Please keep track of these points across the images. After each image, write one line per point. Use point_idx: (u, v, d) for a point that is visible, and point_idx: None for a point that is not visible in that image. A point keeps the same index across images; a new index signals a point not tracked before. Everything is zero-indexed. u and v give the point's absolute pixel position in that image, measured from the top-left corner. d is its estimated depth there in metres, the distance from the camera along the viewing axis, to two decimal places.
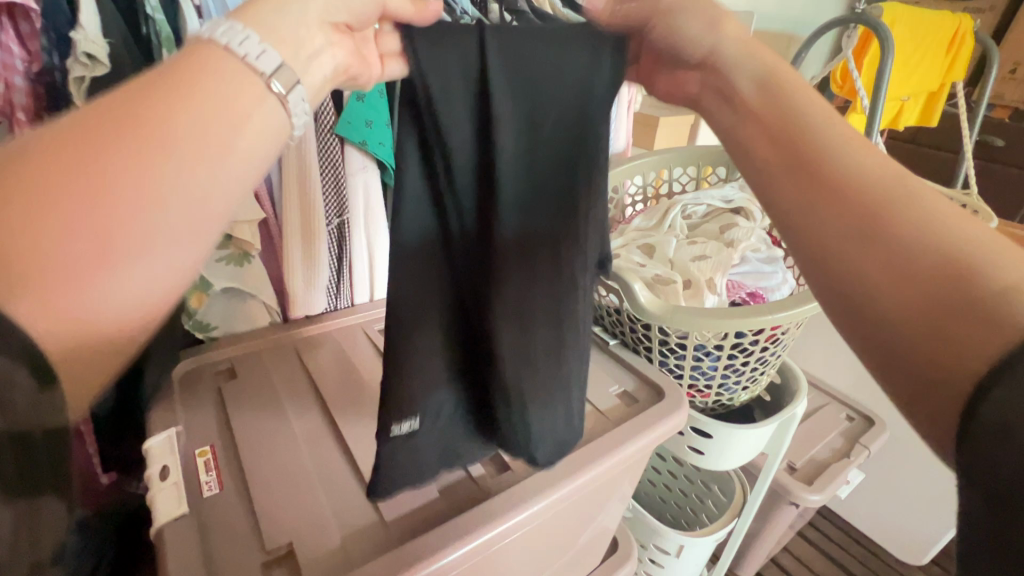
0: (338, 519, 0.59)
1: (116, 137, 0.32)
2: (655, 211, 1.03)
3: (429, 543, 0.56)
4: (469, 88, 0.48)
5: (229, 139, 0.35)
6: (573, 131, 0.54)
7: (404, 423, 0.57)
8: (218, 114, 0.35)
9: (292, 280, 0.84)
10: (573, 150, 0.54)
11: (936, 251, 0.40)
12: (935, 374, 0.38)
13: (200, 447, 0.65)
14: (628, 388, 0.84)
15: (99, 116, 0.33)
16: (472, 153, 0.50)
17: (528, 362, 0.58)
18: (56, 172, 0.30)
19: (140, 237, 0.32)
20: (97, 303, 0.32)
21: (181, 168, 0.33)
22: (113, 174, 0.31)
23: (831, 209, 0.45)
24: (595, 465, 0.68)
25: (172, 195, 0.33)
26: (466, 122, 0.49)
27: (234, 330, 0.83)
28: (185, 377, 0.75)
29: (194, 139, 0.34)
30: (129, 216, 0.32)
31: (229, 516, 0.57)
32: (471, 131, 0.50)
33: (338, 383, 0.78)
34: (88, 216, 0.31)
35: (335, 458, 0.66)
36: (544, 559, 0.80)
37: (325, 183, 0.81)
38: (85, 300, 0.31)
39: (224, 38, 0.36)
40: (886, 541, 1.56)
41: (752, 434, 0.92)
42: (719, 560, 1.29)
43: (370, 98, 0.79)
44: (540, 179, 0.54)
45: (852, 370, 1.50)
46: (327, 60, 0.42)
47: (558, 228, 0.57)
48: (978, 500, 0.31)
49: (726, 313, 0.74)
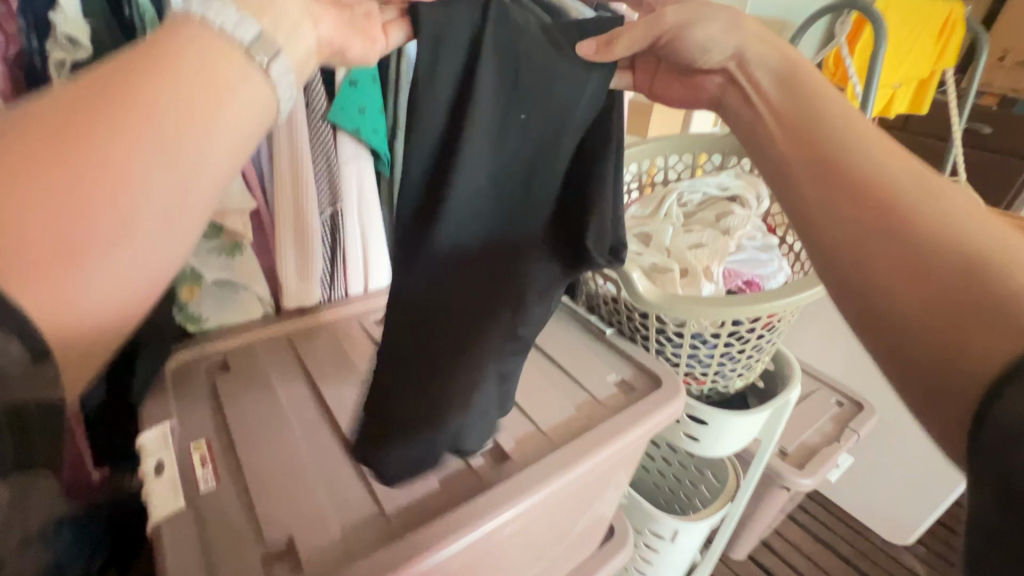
0: (339, 511, 0.58)
1: (94, 119, 0.33)
2: (651, 199, 1.03)
3: (431, 534, 0.56)
4: (457, 59, 0.51)
5: (209, 118, 0.36)
6: (551, 124, 0.55)
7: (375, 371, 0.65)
8: (197, 95, 0.36)
9: (285, 271, 0.82)
10: (547, 141, 0.56)
11: (950, 251, 0.39)
12: (947, 366, 0.36)
13: (194, 441, 0.64)
14: (624, 376, 0.84)
15: (83, 95, 0.34)
16: (441, 121, 0.53)
17: (453, 339, 0.61)
18: (55, 162, 0.32)
19: (121, 219, 0.33)
20: (84, 287, 0.33)
21: (156, 149, 0.34)
22: (124, 163, 0.33)
23: (847, 208, 0.46)
24: (594, 453, 0.68)
25: (150, 178, 0.34)
26: (444, 94, 0.52)
27: (226, 322, 0.82)
28: (179, 370, 0.74)
29: (171, 120, 0.35)
30: (109, 199, 0.33)
31: (227, 510, 0.57)
32: (447, 102, 0.52)
33: (334, 374, 0.77)
34: (67, 198, 0.32)
35: (333, 450, 0.65)
36: (542, 547, 0.80)
37: (316, 170, 0.79)
38: (74, 284, 0.32)
39: (205, 13, 0.37)
40: (874, 522, 1.60)
41: (746, 421, 0.93)
42: (712, 544, 1.32)
43: (362, 83, 0.76)
44: (504, 170, 0.57)
45: (843, 356, 1.52)
46: (312, 31, 0.43)
47: (516, 215, 0.59)
48: (989, 504, 0.30)
49: (724, 302, 0.74)
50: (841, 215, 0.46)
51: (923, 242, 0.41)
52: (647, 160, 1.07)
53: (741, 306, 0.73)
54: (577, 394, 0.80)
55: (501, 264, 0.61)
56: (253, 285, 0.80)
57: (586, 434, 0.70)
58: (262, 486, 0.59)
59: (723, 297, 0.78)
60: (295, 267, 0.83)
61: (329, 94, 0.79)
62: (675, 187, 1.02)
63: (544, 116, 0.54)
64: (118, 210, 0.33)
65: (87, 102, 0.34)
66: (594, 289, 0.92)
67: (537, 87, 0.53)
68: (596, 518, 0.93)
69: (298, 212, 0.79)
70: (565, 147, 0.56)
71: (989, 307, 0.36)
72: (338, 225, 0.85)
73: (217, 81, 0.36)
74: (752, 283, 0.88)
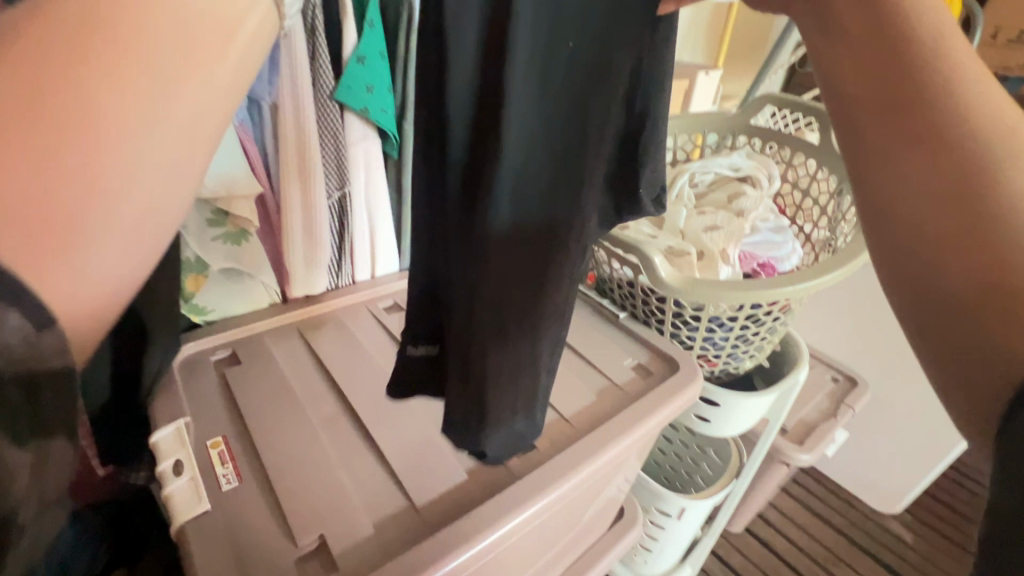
0: (368, 506, 0.57)
1: (86, 46, 0.25)
2: (662, 179, 1.01)
3: (465, 527, 0.55)
4: (485, 1, 0.38)
5: (223, 50, 0.28)
6: (600, 43, 0.42)
7: (420, 346, 0.57)
8: (206, 21, 0.27)
9: (292, 258, 0.79)
10: (600, 65, 0.43)
11: (1004, 231, 0.30)
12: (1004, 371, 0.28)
13: (212, 438, 0.62)
14: (641, 359, 0.84)
15: (53, 15, 0.25)
16: (476, 81, 0.41)
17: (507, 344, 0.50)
18: (30, 129, 0.24)
19: (126, 181, 0.26)
20: (88, 275, 0.26)
21: (170, 92, 0.27)
22: (109, 111, 0.25)
23: (913, 161, 0.33)
24: (619, 440, 0.68)
25: (164, 126, 0.27)
26: (473, 47, 0.39)
27: (233, 312, 0.79)
28: (189, 364, 0.71)
29: (181, 51, 0.27)
30: (112, 153, 0.26)
31: (254, 510, 0.55)
32: (478, 58, 0.40)
33: (348, 365, 0.75)
34: (55, 158, 0.24)
35: (355, 443, 0.63)
36: (560, 531, 0.80)
37: (324, 153, 0.76)
38: (76, 272, 0.26)
39: None
40: (863, 492, 1.65)
41: (758, 402, 0.94)
42: (712, 519, 1.34)
43: (371, 60, 0.72)
44: (555, 120, 0.44)
45: (839, 333, 1.55)
46: None
47: (571, 168, 0.45)
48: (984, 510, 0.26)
49: (747, 286, 0.73)
50: (900, 157, 0.33)
51: (996, 217, 0.31)
52: None
53: (762, 291, 0.72)
54: (596, 380, 0.79)
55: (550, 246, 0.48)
56: (260, 274, 0.77)
57: (610, 422, 0.70)
58: (287, 483, 0.58)
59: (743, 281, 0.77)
60: (303, 253, 0.80)
61: (336, 72, 0.75)
62: (687, 167, 1.00)
63: (597, 36, 0.42)
64: (127, 171, 0.26)
65: (49, 55, 0.25)
66: (608, 272, 0.91)
67: (590, 12, 0.42)
68: (610, 500, 0.94)
69: (306, 196, 0.76)
70: (622, 72, 0.44)
71: None
72: (346, 209, 0.82)
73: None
74: (767, 266, 0.88)
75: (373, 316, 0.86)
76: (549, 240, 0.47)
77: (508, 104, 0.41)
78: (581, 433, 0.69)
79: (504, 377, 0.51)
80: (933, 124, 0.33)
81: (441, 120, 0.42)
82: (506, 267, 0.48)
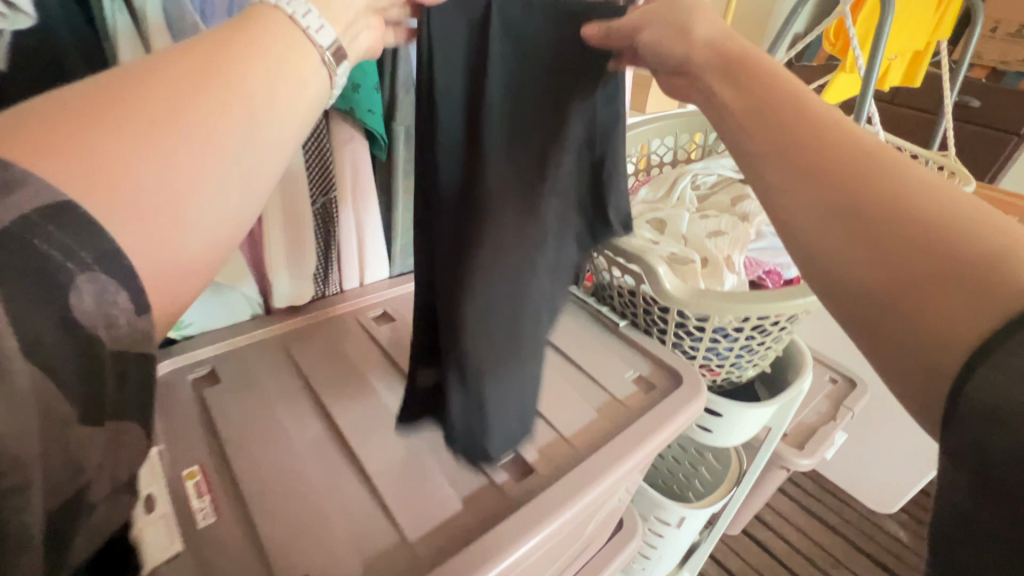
0: (355, 542, 0.53)
1: (195, 92, 0.32)
2: (662, 181, 0.97)
3: (460, 566, 0.51)
4: (468, 35, 0.52)
5: (293, 100, 0.36)
6: (557, 65, 0.56)
7: (427, 373, 0.62)
8: (283, 75, 0.36)
9: (275, 269, 0.75)
10: (557, 84, 0.56)
11: (961, 246, 0.32)
12: (930, 360, 0.32)
13: (188, 468, 0.58)
14: (642, 372, 0.80)
15: (184, 59, 0.33)
16: (462, 86, 0.53)
17: (500, 335, 0.59)
18: (123, 145, 0.29)
19: (175, 197, 0.31)
20: (167, 264, 0.31)
21: (235, 126, 0.33)
22: (189, 147, 0.31)
23: (809, 184, 0.38)
24: (624, 461, 0.65)
25: (236, 156, 0.33)
26: (460, 69, 0.52)
27: (208, 326, 0.75)
28: (165, 384, 0.67)
29: (263, 97, 0.34)
30: (184, 177, 0.31)
31: (232, 549, 0.51)
32: (462, 70, 0.52)
33: (334, 381, 0.70)
34: (144, 176, 0.29)
35: (342, 470, 0.60)
36: (559, 552, 0.77)
37: (308, 157, 0.72)
38: (166, 257, 0.31)
39: (287, 6, 0.37)
40: (860, 493, 1.64)
41: (761, 412, 0.91)
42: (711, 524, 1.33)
43: (357, 57, 0.67)
44: (523, 126, 0.57)
45: (838, 333, 1.52)
46: (363, 37, 0.45)
47: (538, 169, 0.58)
48: (964, 488, 0.28)
49: (755, 298, 0.69)
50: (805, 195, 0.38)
51: (934, 242, 0.33)
52: (655, 140, 1.01)
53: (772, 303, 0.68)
54: (597, 394, 0.76)
55: (530, 216, 0.59)
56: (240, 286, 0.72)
57: (612, 442, 0.67)
58: (270, 516, 0.54)
59: (751, 291, 0.74)
60: (286, 262, 0.75)
61: None
62: (689, 169, 0.97)
63: (555, 61, 0.56)
64: (180, 191, 0.31)
65: (138, 109, 0.30)
66: (608, 279, 0.87)
67: (545, 41, 0.55)
68: (610, 513, 0.91)
69: (289, 203, 0.71)
70: (580, 91, 0.56)
71: (993, 287, 0.30)
72: (332, 216, 0.78)
73: (283, 68, 0.36)
74: (773, 273, 0.84)
75: (362, 327, 0.81)
76: (524, 203, 0.58)
77: (485, 104, 0.53)
78: (582, 454, 0.66)
79: (495, 357, 0.59)
80: (822, 153, 0.38)
81: (431, 106, 0.52)
82: (486, 248, 0.56)
